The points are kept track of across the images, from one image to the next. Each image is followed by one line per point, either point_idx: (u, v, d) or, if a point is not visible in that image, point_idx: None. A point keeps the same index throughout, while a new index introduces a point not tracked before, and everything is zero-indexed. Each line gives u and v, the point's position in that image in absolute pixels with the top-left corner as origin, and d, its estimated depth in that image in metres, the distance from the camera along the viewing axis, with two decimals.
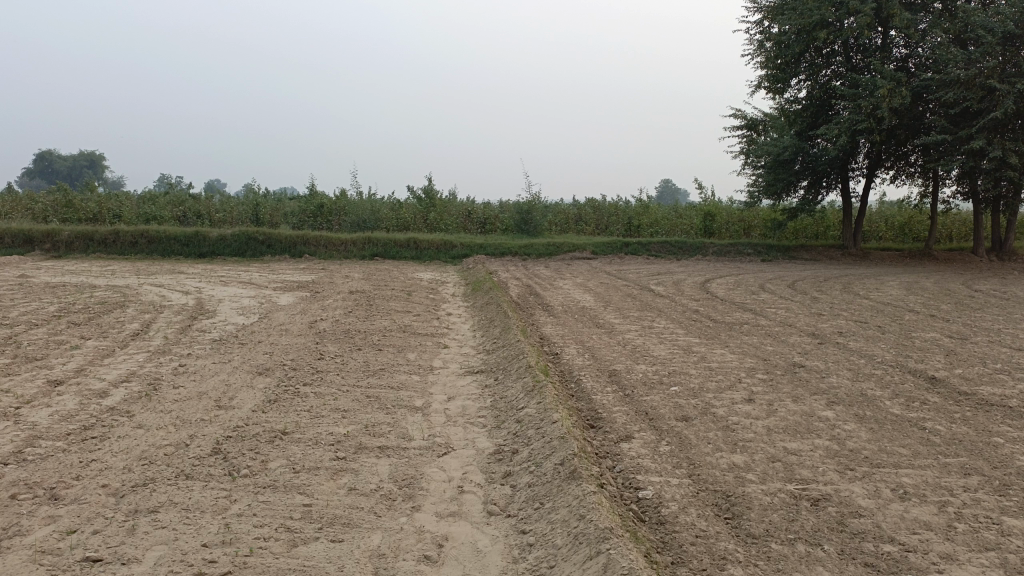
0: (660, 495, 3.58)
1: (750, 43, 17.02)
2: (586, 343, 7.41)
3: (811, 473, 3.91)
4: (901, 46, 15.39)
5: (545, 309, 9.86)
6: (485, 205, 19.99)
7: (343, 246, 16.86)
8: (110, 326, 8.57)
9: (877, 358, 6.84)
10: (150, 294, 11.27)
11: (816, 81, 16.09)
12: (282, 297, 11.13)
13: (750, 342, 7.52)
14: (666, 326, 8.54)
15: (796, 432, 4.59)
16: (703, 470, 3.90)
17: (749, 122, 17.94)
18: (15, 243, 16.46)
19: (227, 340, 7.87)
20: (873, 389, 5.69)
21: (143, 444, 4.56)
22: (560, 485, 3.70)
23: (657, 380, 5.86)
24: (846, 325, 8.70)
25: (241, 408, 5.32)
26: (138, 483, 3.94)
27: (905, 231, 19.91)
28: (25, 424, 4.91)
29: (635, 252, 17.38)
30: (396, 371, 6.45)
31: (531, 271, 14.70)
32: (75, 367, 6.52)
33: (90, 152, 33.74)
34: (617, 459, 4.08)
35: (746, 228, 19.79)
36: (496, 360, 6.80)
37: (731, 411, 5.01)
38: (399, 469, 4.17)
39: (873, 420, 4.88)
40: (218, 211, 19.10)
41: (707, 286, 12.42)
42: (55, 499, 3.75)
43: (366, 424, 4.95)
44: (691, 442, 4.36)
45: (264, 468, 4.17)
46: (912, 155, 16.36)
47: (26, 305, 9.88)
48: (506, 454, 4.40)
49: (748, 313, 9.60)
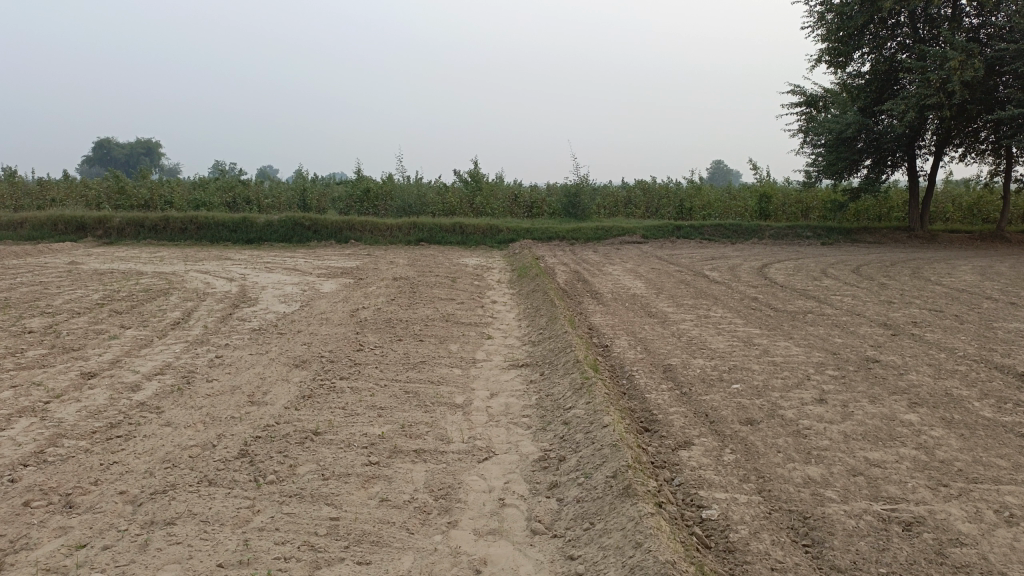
0: (727, 515, 3.17)
1: (810, 15, 16.16)
2: (638, 334, 7.00)
3: (899, 490, 3.44)
4: (973, 16, 14.43)
5: (594, 296, 9.44)
6: (532, 188, 19.57)
7: (388, 232, 16.63)
8: (152, 315, 8.43)
9: (959, 352, 6.26)
10: (195, 281, 11.18)
11: (881, 54, 15.25)
12: (326, 284, 10.91)
13: (817, 334, 6.97)
14: (724, 315, 8.05)
15: (876, 439, 4.11)
16: (774, 485, 3.47)
17: (808, 98, 17.11)
18: (68, 230, 16.64)
19: (266, 329, 7.66)
20: (959, 388, 5.15)
21: (168, 444, 4.30)
22: (612, 503, 3.30)
23: (716, 376, 5.40)
24: (920, 315, 8.07)
25: (273, 405, 5.04)
26: (157, 490, 3.68)
27: (974, 212, 18.82)
28: (52, 421, 4.72)
29: (687, 235, 16.79)
30: (437, 365, 6.12)
31: (579, 256, 14.25)
32: (110, 358, 6.35)
33: (148, 140, 34.18)
34: (676, 471, 3.67)
35: (804, 210, 18.97)
36: (543, 353, 6.41)
37: (801, 413, 4.55)
38: (435, 477, 3.83)
39: (963, 425, 4.37)
40: (266, 197, 19.05)
41: (765, 272, 11.83)
42: (69, 508, 3.52)
43: (402, 425, 4.62)
44: (759, 449, 3.92)
45: (292, 473, 3.86)
46: (983, 132, 15.40)
47: (71, 293, 9.83)
48: (553, 461, 4.01)
49: (811, 301, 9.03)
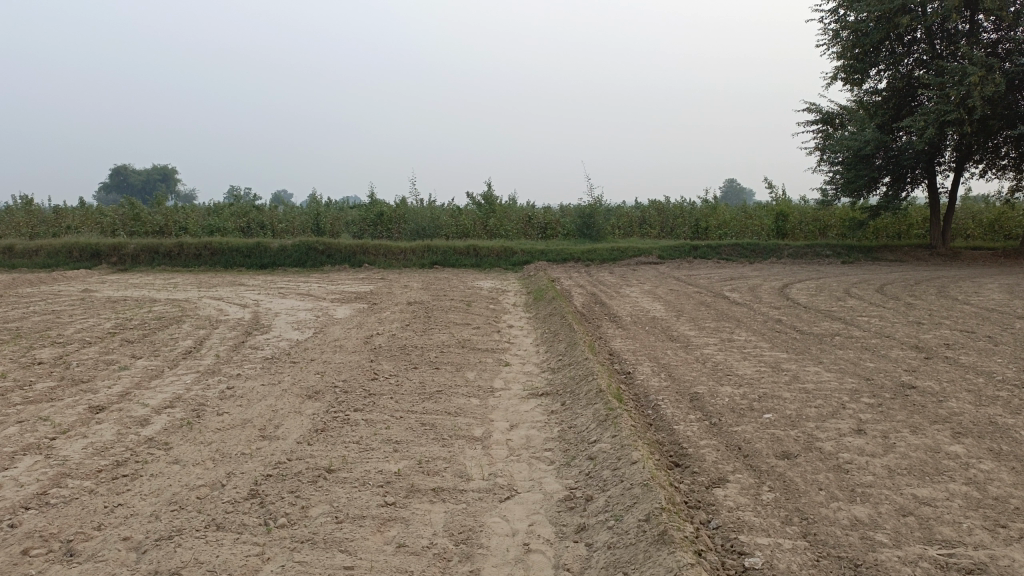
0: (772, 564, 2.95)
1: (825, 32, 15.99)
2: (661, 359, 6.77)
3: (954, 531, 3.19)
4: (991, 31, 14.21)
5: (613, 320, 9.22)
6: (545, 210, 19.43)
7: (402, 255, 16.50)
8: (164, 344, 8.28)
9: (997, 376, 5.99)
10: (208, 308, 11.05)
11: (898, 70, 15.03)
12: (340, 309, 10.76)
13: (846, 358, 6.71)
14: (748, 338, 7.82)
15: (923, 474, 3.85)
16: (819, 528, 3.24)
17: (824, 116, 16.92)
18: (83, 257, 16.61)
19: (278, 358, 7.48)
20: (1003, 416, 4.88)
21: (175, 484, 4.11)
22: (646, 550, 3.08)
23: (746, 406, 5.16)
24: (952, 336, 7.79)
25: (285, 440, 4.85)
26: (163, 535, 3.49)
27: (996, 228, 18.50)
28: (57, 459, 4.55)
29: (704, 255, 16.55)
30: (454, 394, 5.91)
31: (595, 278, 14.03)
32: (120, 391, 6.19)
33: (164, 166, 34.39)
34: (712, 512, 3.45)
35: (822, 228, 18.69)
36: (563, 381, 6.19)
37: (840, 446, 4.30)
38: (455, 520, 3.61)
39: (1013, 457, 4.11)
40: (280, 222, 19.02)
41: (786, 292, 11.57)
42: (69, 556, 3.34)
43: (420, 460, 4.42)
44: (798, 487, 3.69)
45: (304, 516, 3.66)
46: (1004, 147, 15.13)
47: (83, 322, 9.71)
48: (579, 501, 3.79)
49: (837, 323, 8.77)
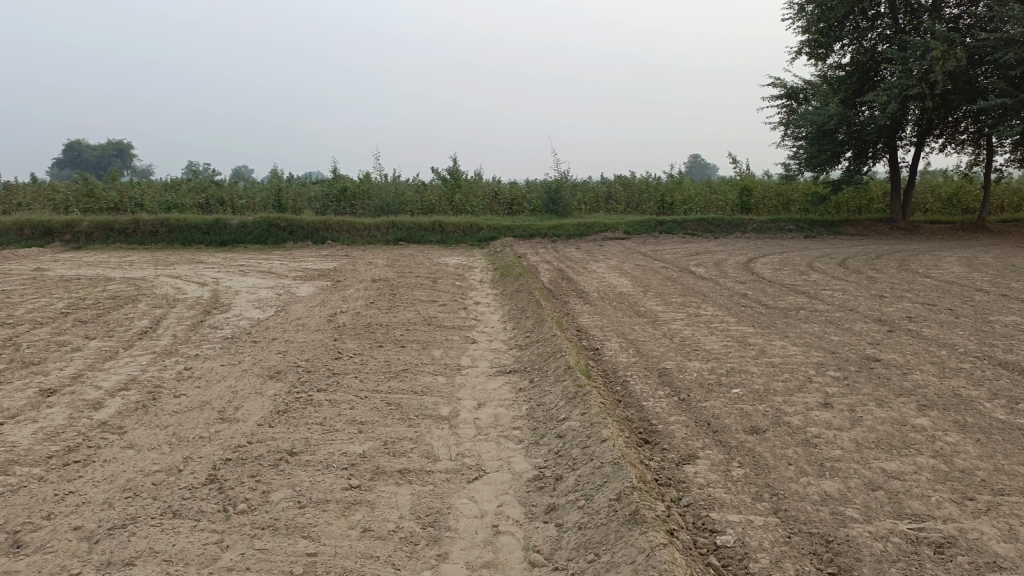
0: (744, 542, 2.92)
1: (790, 7, 15.98)
2: (628, 335, 6.73)
3: (924, 505, 3.19)
4: (953, 6, 14.31)
5: (580, 296, 9.16)
6: (511, 185, 19.29)
7: (366, 232, 16.24)
8: (119, 324, 8.01)
9: (960, 348, 6.05)
10: (166, 286, 10.74)
11: (861, 45, 15.12)
12: (302, 287, 10.53)
13: (812, 332, 6.73)
14: (715, 313, 7.82)
15: (891, 447, 3.85)
16: (790, 504, 3.22)
17: (788, 91, 16.94)
18: (34, 235, 16.04)
19: (239, 338, 7.28)
20: (966, 388, 4.93)
21: (130, 470, 3.95)
22: (618, 531, 3.03)
23: (714, 381, 5.13)
24: (914, 309, 7.88)
25: (246, 422, 4.70)
26: (117, 524, 3.35)
27: (953, 202, 18.79)
28: (4, 446, 4.35)
29: (670, 231, 16.57)
30: (420, 373, 5.80)
31: (561, 253, 13.96)
32: (72, 373, 5.96)
33: (118, 141, 33.46)
34: (683, 490, 3.41)
35: (784, 202, 18.82)
36: (531, 358, 6.12)
37: (808, 420, 4.30)
38: (422, 502, 3.52)
39: (977, 429, 4.14)
40: (241, 198, 18.61)
41: (751, 266, 11.63)
42: (16, 548, 3.18)
43: (385, 441, 4.31)
44: (768, 462, 3.67)
45: (265, 501, 3.54)
46: (962, 123, 15.32)
47: (35, 301, 9.37)
48: (549, 480, 3.73)
49: (802, 296, 8.81)
